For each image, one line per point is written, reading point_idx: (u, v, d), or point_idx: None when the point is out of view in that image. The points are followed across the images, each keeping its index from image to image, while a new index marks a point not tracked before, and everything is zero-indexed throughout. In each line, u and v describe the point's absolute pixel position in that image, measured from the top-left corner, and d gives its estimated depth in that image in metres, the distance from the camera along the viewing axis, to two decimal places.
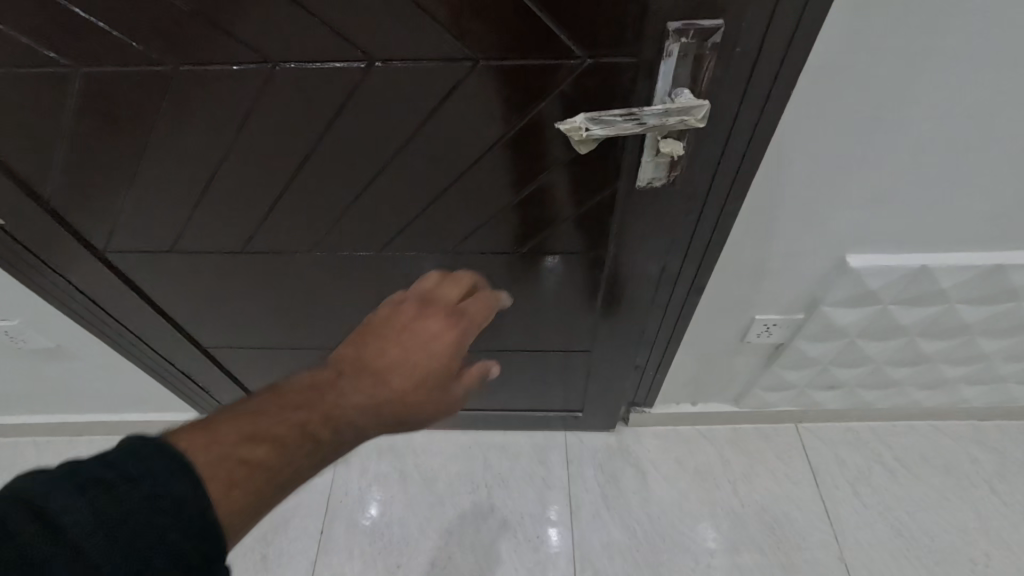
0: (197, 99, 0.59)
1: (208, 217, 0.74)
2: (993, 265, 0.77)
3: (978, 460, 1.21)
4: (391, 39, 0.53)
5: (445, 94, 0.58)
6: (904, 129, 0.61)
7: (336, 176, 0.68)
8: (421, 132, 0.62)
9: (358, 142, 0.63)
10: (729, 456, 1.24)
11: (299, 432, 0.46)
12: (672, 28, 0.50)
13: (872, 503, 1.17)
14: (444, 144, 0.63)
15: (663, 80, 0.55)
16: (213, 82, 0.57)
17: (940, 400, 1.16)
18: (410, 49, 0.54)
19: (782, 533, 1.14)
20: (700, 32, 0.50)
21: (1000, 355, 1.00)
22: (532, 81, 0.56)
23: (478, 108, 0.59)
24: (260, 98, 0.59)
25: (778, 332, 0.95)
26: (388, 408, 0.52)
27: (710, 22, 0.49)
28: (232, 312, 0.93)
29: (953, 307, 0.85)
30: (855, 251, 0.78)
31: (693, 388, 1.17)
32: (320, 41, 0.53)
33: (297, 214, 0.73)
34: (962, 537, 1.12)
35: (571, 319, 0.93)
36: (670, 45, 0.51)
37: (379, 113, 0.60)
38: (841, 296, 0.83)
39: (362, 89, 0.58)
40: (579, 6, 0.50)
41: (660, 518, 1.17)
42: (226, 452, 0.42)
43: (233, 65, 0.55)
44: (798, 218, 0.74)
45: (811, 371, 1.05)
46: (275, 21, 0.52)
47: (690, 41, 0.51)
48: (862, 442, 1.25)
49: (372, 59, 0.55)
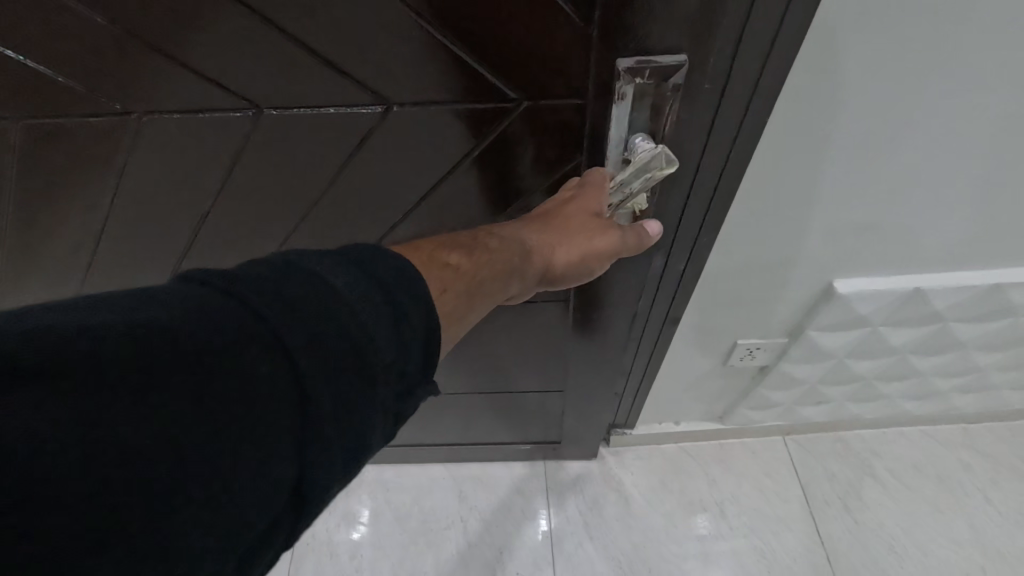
0: (69, 151, 0.54)
1: (116, 264, 0.69)
2: (992, 285, 0.70)
3: (970, 466, 1.17)
4: (278, 86, 0.49)
5: (359, 141, 0.54)
6: (897, 154, 0.54)
7: (255, 224, 0.64)
8: (340, 179, 0.58)
9: (273, 190, 0.60)
10: (715, 474, 1.18)
11: (483, 255, 0.47)
12: (624, 67, 0.45)
13: (864, 519, 1.12)
14: (369, 192, 0.60)
15: (618, 124, 0.50)
16: (83, 134, 0.53)
17: (932, 408, 1.11)
18: (304, 95, 0.50)
19: (773, 557, 1.09)
20: (656, 70, 0.45)
21: (994, 366, 0.94)
22: (455, 129, 0.52)
23: (399, 155, 0.55)
24: (140, 148, 0.54)
25: (762, 355, 0.88)
26: (552, 254, 0.53)
27: (666, 60, 0.44)
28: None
29: (947, 326, 0.79)
30: (842, 275, 0.71)
31: (676, 408, 1.10)
32: (194, 89, 0.49)
33: (218, 259, 0.69)
34: (956, 550, 1.07)
35: (539, 356, 0.86)
36: (623, 86, 0.46)
37: (290, 161, 0.56)
38: (828, 321, 0.77)
39: (261, 137, 0.54)
40: (502, 46, 0.45)
41: (645, 547, 1.11)
42: (444, 265, 0.44)
43: (98, 117, 0.51)
44: (779, 245, 0.66)
45: (798, 390, 0.99)
46: (138, 70, 0.47)
47: (647, 81, 0.46)
48: (852, 452, 1.20)
49: (260, 107, 0.51)
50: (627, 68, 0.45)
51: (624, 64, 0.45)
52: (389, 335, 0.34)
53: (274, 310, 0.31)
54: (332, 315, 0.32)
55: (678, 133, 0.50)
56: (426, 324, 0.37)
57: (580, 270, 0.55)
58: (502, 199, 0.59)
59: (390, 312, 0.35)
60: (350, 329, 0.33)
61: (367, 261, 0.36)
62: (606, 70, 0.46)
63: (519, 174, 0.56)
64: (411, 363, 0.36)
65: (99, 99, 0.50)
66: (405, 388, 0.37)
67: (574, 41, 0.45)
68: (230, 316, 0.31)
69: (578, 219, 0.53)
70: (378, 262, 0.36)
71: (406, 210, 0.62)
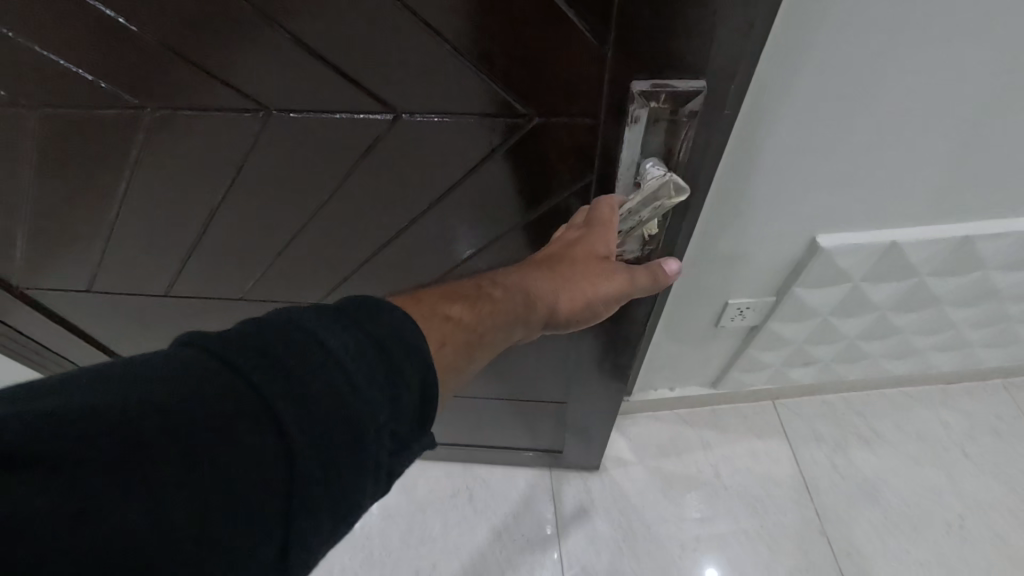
0: (97, 136, 0.58)
1: (139, 245, 0.74)
2: (961, 237, 0.76)
3: (948, 423, 1.23)
4: (289, 88, 0.52)
5: (369, 145, 0.57)
6: (873, 109, 0.59)
7: (265, 215, 0.67)
8: (349, 181, 0.62)
9: (286, 187, 0.63)
10: (709, 438, 1.23)
11: (486, 308, 0.50)
12: (640, 90, 0.49)
13: (849, 473, 1.18)
14: (376, 193, 0.63)
15: (634, 146, 0.54)
16: (110, 122, 0.57)
17: (911, 368, 1.17)
18: (317, 97, 0.53)
19: (766, 512, 1.14)
20: (670, 95, 0.48)
21: (968, 323, 1.00)
22: (461, 138, 0.56)
23: (406, 161, 0.59)
24: (161, 139, 0.58)
25: (751, 315, 0.93)
26: (558, 297, 0.56)
27: (680, 85, 0.47)
28: (170, 328, 0.92)
29: (922, 281, 0.84)
30: (826, 230, 0.75)
31: (671, 374, 1.15)
32: (211, 87, 0.52)
33: (234, 248, 0.73)
34: (937, 500, 1.14)
35: (543, 361, 0.86)
36: (639, 108, 0.50)
37: (304, 161, 0.60)
38: (812, 278, 0.81)
39: (275, 138, 0.57)
40: (514, 60, 0.49)
41: (645, 507, 1.16)
42: (447, 315, 0.47)
43: (123, 107, 0.55)
44: (764, 206, 0.70)
45: (786, 351, 1.04)
46: (160, 64, 0.51)
47: (661, 103, 0.49)
48: (838, 413, 1.26)
49: (273, 107, 0.54)
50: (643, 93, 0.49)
51: (639, 88, 0.48)
52: (383, 394, 0.35)
53: (262, 370, 0.32)
54: (317, 375, 0.33)
55: (692, 156, 0.53)
56: (421, 383, 0.37)
57: (588, 310, 0.58)
58: (508, 206, 0.62)
59: (384, 378, 0.35)
60: (344, 391, 0.33)
61: (370, 315, 0.37)
62: (619, 92, 0.49)
63: (519, 184, 0.59)
64: (402, 421, 0.36)
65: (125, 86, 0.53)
66: (404, 439, 0.37)
67: (580, 60, 0.48)
68: (223, 377, 0.32)
69: (582, 264, 0.56)
70: (376, 322, 0.37)
71: (412, 213, 0.65)
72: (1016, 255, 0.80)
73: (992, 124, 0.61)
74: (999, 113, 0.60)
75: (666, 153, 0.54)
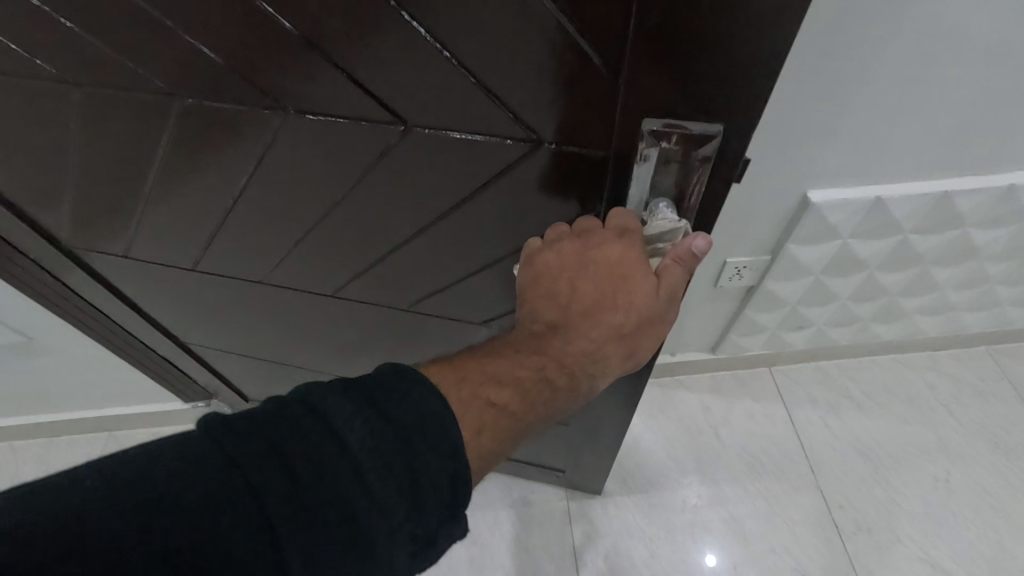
0: (102, 119, 0.54)
1: (151, 231, 0.71)
2: (941, 193, 0.82)
3: (935, 386, 1.30)
4: (299, 91, 0.46)
5: (377, 157, 0.51)
6: (859, 65, 0.65)
7: (272, 216, 0.63)
8: (357, 191, 0.56)
9: (291, 190, 0.58)
10: (708, 401, 1.30)
11: (547, 388, 0.49)
12: (649, 130, 0.42)
13: (842, 433, 1.24)
14: (384, 203, 0.57)
15: (640, 184, 0.47)
16: (117, 104, 0.52)
17: (900, 333, 1.23)
18: (327, 105, 0.47)
19: (763, 468, 1.20)
20: (684, 137, 0.42)
21: (952, 284, 1.07)
22: (475, 160, 0.49)
23: (417, 176, 0.52)
24: (167, 130, 0.53)
25: (748, 275, 0.99)
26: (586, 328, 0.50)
27: (696, 128, 0.41)
28: (185, 310, 0.91)
29: (906, 238, 0.91)
30: (817, 186, 0.81)
31: (673, 338, 1.21)
32: (217, 79, 0.46)
33: (241, 244, 0.70)
34: (924, 457, 1.20)
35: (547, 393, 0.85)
36: (647, 149, 0.44)
37: (309, 165, 0.54)
38: (805, 234, 0.88)
39: (281, 140, 0.52)
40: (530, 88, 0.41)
41: (649, 465, 1.22)
42: (492, 378, 0.47)
43: (126, 90, 0.50)
44: (759, 161, 0.77)
45: (781, 313, 1.11)
46: (162, 49, 0.45)
47: (673, 146, 0.43)
48: (831, 378, 1.32)
49: (283, 109, 0.48)
50: (654, 131, 0.42)
51: (651, 126, 0.42)
52: (392, 492, 0.35)
53: (276, 474, 0.33)
54: (327, 480, 0.34)
55: (704, 201, 0.48)
56: (449, 477, 0.38)
57: (643, 327, 0.50)
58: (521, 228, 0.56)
59: (405, 476, 0.36)
60: (353, 493, 0.34)
61: (386, 399, 0.38)
62: (632, 128, 0.43)
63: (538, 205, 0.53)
64: (422, 522, 0.36)
65: (124, 78, 0.49)
66: (423, 545, 0.36)
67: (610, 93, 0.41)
68: (232, 483, 0.33)
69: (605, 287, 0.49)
70: (397, 408, 0.37)
71: (419, 227, 0.59)
72: (992, 212, 0.87)
73: (965, 80, 0.68)
74: (973, 71, 0.67)
75: (678, 194, 0.48)
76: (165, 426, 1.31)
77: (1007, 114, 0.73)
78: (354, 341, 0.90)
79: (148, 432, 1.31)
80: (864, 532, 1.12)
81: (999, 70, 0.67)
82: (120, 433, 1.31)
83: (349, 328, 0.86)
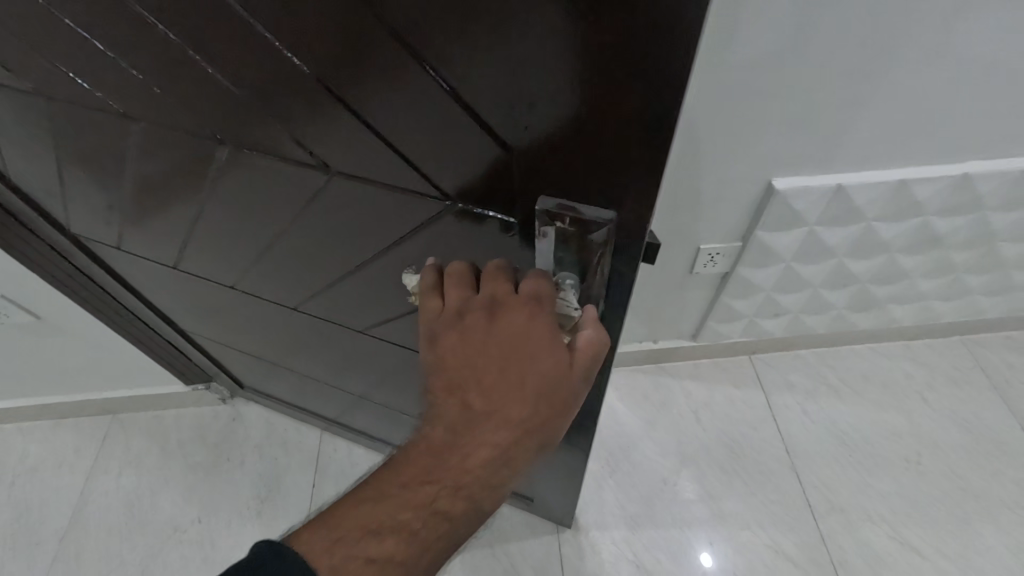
0: (78, 130, 0.57)
1: (137, 231, 0.75)
2: (898, 181, 0.87)
3: (910, 374, 1.34)
4: (237, 129, 0.48)
5: (315, 191, 0.53)
6: (809, 57, 0.70)
7: (236, 233, 0.66)
8: (304, 218, 0.58)
9: (246, 210, 0.60)
10: (690, 388, 1.35)
11: (442, 521, 0.42)
12: (543, 207, 0.42)
13: (818, 418, 1.29)
14: (330, 231, 0.58)
15: (544, 258, 0.47)
16: (88, 119, 0.55)
17: (874, 321, 1.28)
18: (263, 144, 0.49)
19: (741, 450, 1.25)
20: (576, 218, 0.42)
21: (920, 273, 1.11)
22: (400, 207, 0.50)
23: (354, 213, 0.53)
24: (134, 145, 0.56)
25: (721, 261, 1.04)
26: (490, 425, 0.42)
27: (586, 210, 0.42)
28: (178, 301, 0.96)
29: (870, 226, 0.96)
30: (780, 174, 0.86)
31: (654, 326, 1.26)
32: (165, 109, 0.49)
33: (211, 252, 0.73)
34: (897, 441, 1.24)
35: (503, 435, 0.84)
36: (542, 226, 0.44)
37: (258, 191, 0.56)
38: (771, 221, 0.93)
39: (230, 166, 0.54)
40: (433, 151, 0.42)
41: (632, 448, 1.27)
42: (360, 529, 0.41)
43: (90, 108, 0.53)
44: (723, 150, 0.82)
45: (756, 300, 1.15)
46: (114, 79, 0.47)
47: (567, 225, 0.43)
48: (810, 367, 1.37)
49: (225, 142, 0.50)
50: (546, 210, 0.42)
51: (545, 205, 0.42)
52: None
53: None
54: None
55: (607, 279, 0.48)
56: None
57: (554, 413, 0.43)
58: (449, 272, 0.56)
59: None
60: None
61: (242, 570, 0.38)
62: (529, 201, 0.43)
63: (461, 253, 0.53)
64: None
65: (92, 101, 0.51)
66: None
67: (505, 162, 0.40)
68: None
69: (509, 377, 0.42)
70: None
71: (362, 257, 0.61)
72: (950, 200, 0.92)
73: (910, 72, 0.73)
74: (916, 64, 0.72)
75: (581, 272, 0.47)
76: (167, 409, 1.36)
77: (954, 105, 0.78)
78: (326, 350, 0.92)
79: (151, 415, 1.36)
80: (836, 511, 1.16)
81: (941, 62, 0.72)
82: (124, 416, 1.36)
83: (318, 338, 0.88)
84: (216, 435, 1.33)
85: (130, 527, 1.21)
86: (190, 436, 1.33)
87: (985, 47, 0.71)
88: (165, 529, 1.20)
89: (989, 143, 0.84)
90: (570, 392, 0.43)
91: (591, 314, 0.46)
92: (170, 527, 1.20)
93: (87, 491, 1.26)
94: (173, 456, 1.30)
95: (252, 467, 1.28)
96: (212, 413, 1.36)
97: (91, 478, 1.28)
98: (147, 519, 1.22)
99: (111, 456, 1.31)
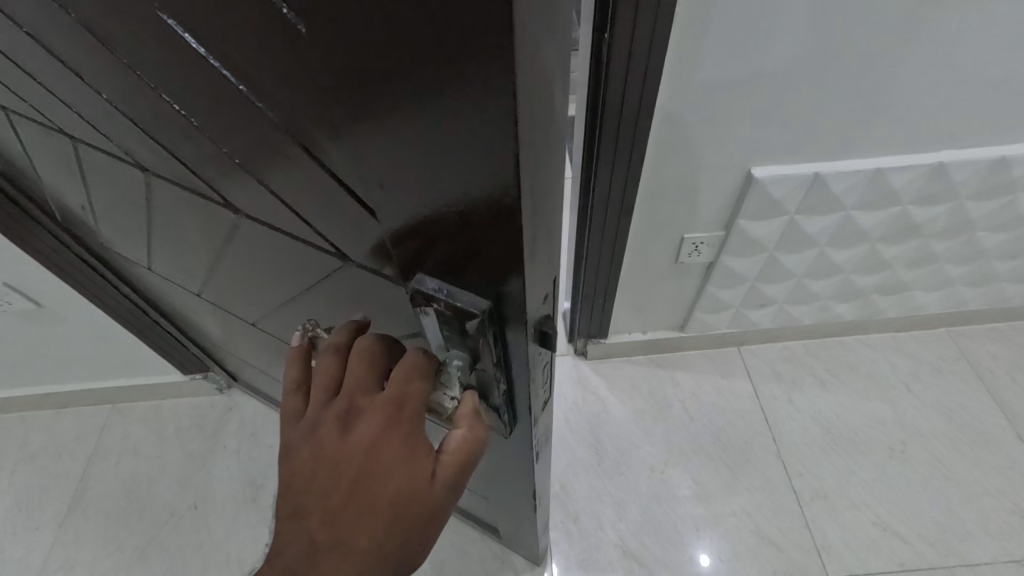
0: (35, 135, 0.57)
1: (112, 230, 0.75)
2: (875, 169, 0.90)
3: (895, 364, 1.36)
4: (146, 153, 0.45)
5: (232, 223, 0.49)
6: (781, 48, 0.72)
7: (184, 250, 0.64)
8: (231, 244, 0.54)
9: (184, 228, 0.58)
10: (679, 377, 1.37)
11: None
12: (421, 280, 0.34)
13: (804, 407, 1.31)
14: (258, 262, 0.55)
15: (433, 334, 0.38)
16: (37, 127, 0.54)
17: (859, 312, 1.30)
18: (171, 169, 0.45)
19: (728, 438, 1.27)
20: (451, 306, 0.33)
21: (901, 263, 1.14)
22: (306, 253, 0.45)
23: (270, 249, 0.49)
24: (77, 153, 0.55)
25: (706, 251, 1.07)
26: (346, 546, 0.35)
27: (461, 299, 0.33)
28: (168, 295, 0.97)
29: (849, 215, 0.98)
30: (759, 163, 0.89)
31: (642, 316, 1.28)
32: (86, 124, 0.46)
33: (171, 259, 0.71)
34: (882, 429, 1.26)
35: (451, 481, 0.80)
36: (420, 304, 0.35)
37: (186, 213, 0.53)
38: (752, 209, 0.95)
39: (156, 186, 0.51)
40: (311, 207, 0.35)
41: (620, 436, 1.29)
42: None
43: (31, 115, 0.51)
44: (702, 137, 0.84)
45: (741, 289, 1.18)
46: (36, 91, 0.45)
47: (445, 311, 0.34)
48: (796, 357, 1.39)
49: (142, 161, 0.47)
50: (418, 289, 0.34)
51: (421, 283, 0.34)
52: None
53: None
54: None
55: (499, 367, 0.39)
56: None
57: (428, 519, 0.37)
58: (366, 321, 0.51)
59: None
60: None
61: None
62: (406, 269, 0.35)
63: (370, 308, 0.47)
64: None
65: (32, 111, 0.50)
66: None
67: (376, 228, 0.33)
68: None
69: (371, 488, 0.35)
70: None
71: (292, 290, 0.57)
72: (926, 189, 0.95)
73: (880, 62, 0.75)
74: (886, 53, 0.74)
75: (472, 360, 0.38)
76: (165, 399, 1.39)
77: (926, 93, 0.80)
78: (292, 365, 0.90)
79: (149, 404, 1.39)
80: (821, 498, 1.18)
81: (912, 50, 0.74)
82: (122, 406, 1.39)
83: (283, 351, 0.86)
84: (212, 424, 1.35)
85: (127, 513, 1.23)
86: (187, 424, 1.36)
87: (953, 37, 0.73)
88: (161, 515, 1.23)
89: (962, 132, 0.87)
90: (447, 504, 0.38)
91: (467, 406, 0.39)
92: (166, 513, 1.23)
93: (85, 478, 1.29)
94: (170, 444, 1.32)
95: (247, 454, 1.30)
96: (209, 403, 1.39)
97: (89, 465, 1.30)
98: (143, 506, 1.24)
99: (109, 444, 1.33)
